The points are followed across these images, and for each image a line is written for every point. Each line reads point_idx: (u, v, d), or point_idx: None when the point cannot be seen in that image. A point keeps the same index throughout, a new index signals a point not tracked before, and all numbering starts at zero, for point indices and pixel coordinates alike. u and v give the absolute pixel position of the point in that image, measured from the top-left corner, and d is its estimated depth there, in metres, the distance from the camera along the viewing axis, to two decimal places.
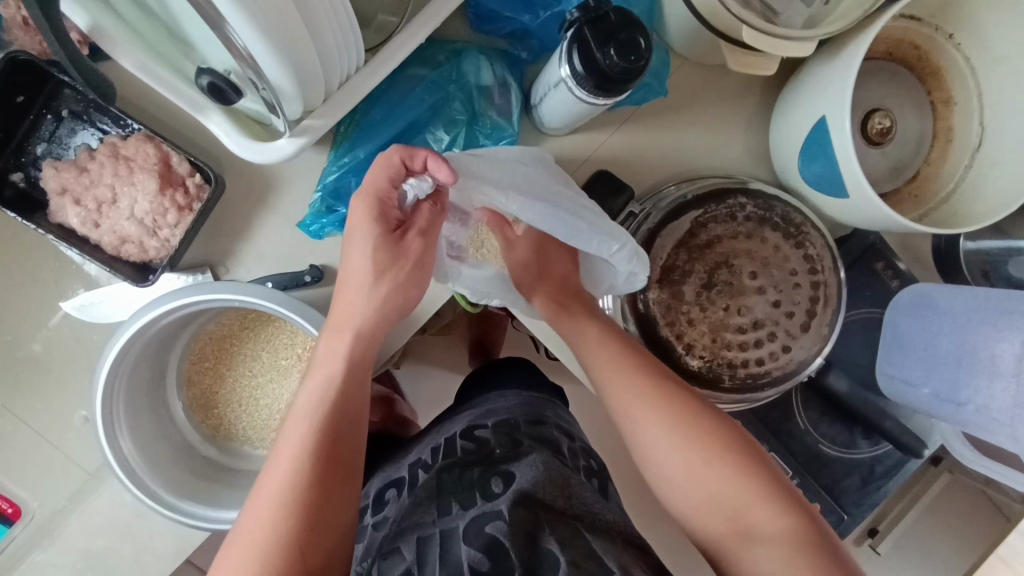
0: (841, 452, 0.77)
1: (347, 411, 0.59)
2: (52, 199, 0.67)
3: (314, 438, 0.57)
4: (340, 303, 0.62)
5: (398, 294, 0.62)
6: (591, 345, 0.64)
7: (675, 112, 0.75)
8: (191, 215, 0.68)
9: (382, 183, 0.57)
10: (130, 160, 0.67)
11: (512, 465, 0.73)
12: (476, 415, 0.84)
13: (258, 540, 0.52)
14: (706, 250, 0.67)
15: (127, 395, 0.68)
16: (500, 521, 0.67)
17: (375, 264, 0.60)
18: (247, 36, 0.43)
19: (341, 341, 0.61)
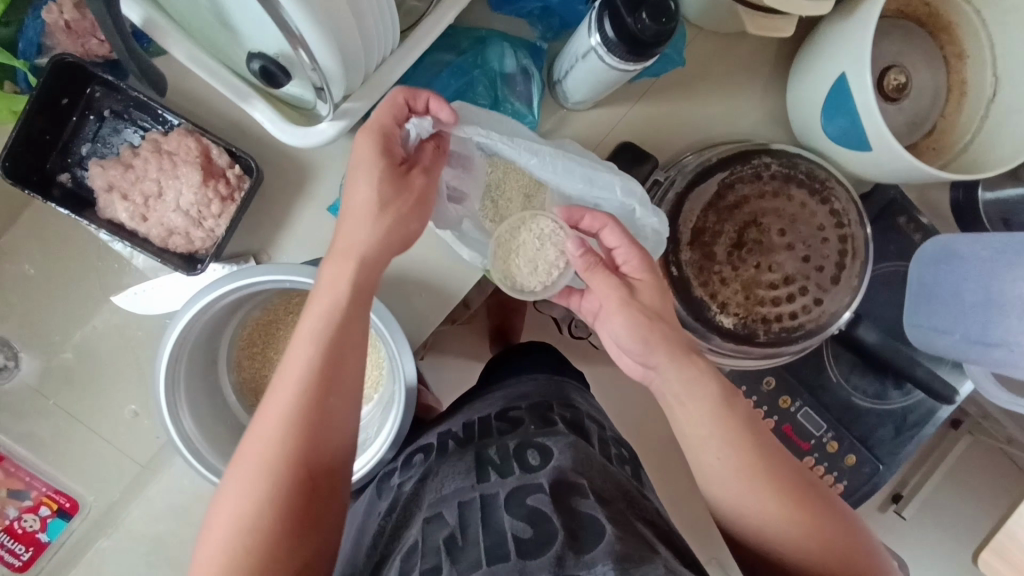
0: (874, 404, 0.79)
1: (349, 347, 0.60)
2: (99, 196, 0.69)
3: (316, 370, 0.59)
4: (344, 232, 0.60)
5: (399, 228, 0.61)
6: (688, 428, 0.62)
7: (694, 82, 0.77)
8: (233, 205, 0.70)
9: (387, 120, 0.59)
10: (173, 155, 0.69)
11: (543, 439, 0.76)
12: (507, 396, 0.87)
13: (260, 458, 0.57)
14: (734, 210, 0.69)
15: (187, 369, 0.70)
16: (541, 493, 0.69)
17: (379, 198, 0.60)
18: (300, 19, 0.45)
19: (331, 274, 0.60)
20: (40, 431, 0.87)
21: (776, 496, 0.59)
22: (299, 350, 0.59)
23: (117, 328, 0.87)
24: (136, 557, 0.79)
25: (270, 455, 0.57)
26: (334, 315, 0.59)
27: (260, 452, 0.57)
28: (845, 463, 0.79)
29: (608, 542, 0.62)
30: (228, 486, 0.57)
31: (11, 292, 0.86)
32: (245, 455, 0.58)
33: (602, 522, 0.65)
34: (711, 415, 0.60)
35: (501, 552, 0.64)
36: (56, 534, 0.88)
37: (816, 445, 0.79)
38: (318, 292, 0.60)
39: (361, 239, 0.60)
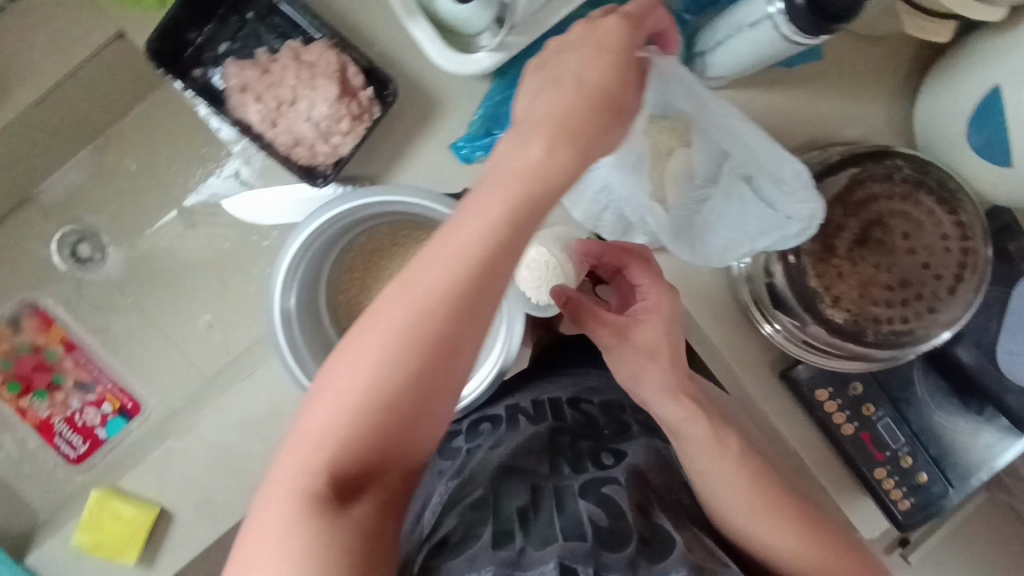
0: (954, 425, 0.79)
1: (518, 240, 0.46)
2: (232, 96, 0.70)
3: (474, 257, 0.45)
4: (543, 102, 0.49)
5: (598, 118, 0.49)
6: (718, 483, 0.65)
7: (826, 77, 0.77)
8: (362, 125, 0.69)
9: (626, 37, 0.51)
10: (312, 66, 0.69)
11: (620, 443, 0.73)
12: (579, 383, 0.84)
13: (380, 339, 0.45)
14: (862, 207, 0.69)
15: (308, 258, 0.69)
16: (616, 484, 0.66)
17: (589, 85, 0.49)
18: None
19: (539, 143, 0.48)
20: (116, 326, 0.88)
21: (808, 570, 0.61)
22: (476, 210, 0.46)
23: (208, 237, 0.87)
24: (199, 463, 0.78)
25: (414, 327, 0.45)
26: (529, 186, 0.47)
27: (404, 322, 0.45)
28: (916, 480, 0.78)
29: (678, 550, 0.60)
30: (338, 362, 0.46)
31: (111, 184, 0.86)
32: (380, 315, 0.46)
33: (672, 533, 0.63)
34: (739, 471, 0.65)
35: (578, 528, 0.60)
36: (115, 434, 0.88)
37: (891, 458, 0.78)
38: (514, 155, 0.48)
39: (574, 116, 0.48)
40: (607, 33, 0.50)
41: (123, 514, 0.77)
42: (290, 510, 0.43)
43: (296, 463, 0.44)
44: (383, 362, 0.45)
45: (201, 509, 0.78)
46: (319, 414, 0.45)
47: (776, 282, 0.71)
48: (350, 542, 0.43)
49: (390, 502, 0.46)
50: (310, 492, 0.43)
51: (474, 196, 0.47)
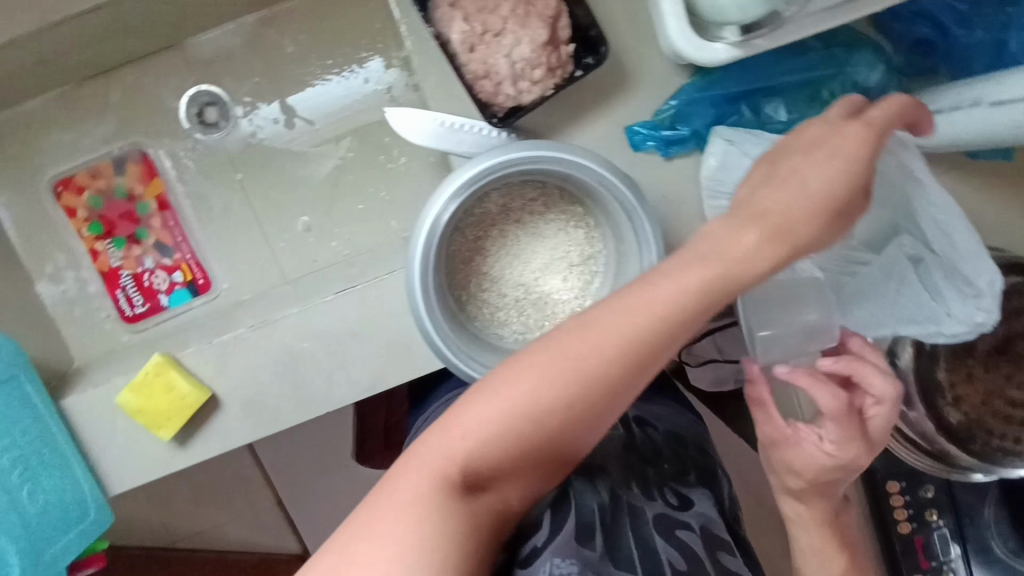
0: (1012, 559, 0.77)
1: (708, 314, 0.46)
2: (439, 7, 0.67)
3: (668, 322, 0.44)
4: (784, 186, 0.46)
5: (840, 220, 0.46)
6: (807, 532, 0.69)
7: (1005, 181, 0.76)
8: (555, 80, 0.68)
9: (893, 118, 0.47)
10: (530, 5, 0.66)
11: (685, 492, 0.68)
12: (643, 411, 0.84)
13: (563, 365, 0.44)
14: (1016, 317, 0.67)
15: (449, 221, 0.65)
16: (691, 530, 0.60)
17: (840, 180, 0.45)
18: None
19: (765, 228, 0.44)
20: (212, 200, 0.85)
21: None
22: (677, 278, 0.44)
23: (338, 142, 0.85)
24: (263, 363, 0.74)
25: (582, 367, 0.44)
26: (738, 274, 0.44)
27: (578, 358, 0.44)
28: None
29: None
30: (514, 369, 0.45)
31: (260, 59, 0.83)
32: (555, 346, 0.45)
33: None
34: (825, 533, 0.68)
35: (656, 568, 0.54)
36: (176, 304, 0.84)
37: (937, 569, 0.79)
38: (732, 237, 0.44)
39: (799, 220, 0.45)
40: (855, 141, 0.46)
41: (176, 387, 0.72)
42: (420, 495, 0.43)
43: (434, 454, 0.44)
44: (544, 390, 0.44)
45: (249, 408, 0.74)
46: (473, 416, 0.44)
47: (898, 363, 0.69)
48: (463, 527, 0.44)
49: (501, 505, 0.47)
50: (441, 479, 0.44)
51: (679, 266, 0.44)
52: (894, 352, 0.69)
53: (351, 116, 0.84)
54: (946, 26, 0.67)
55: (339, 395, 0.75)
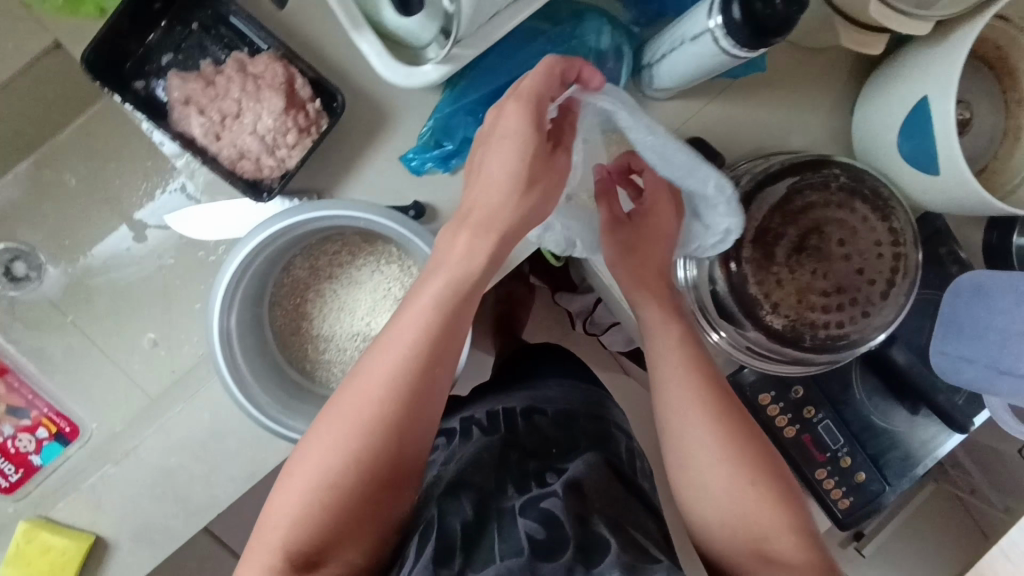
0: (888, 425, 0.84)
1: (454, 330, 0.56)
2: (174, 108, 0.67)
3: (421, 349, 0.55)
4: (472, 190, 0.56)
5: (539, 210, 0.56)
6: (699, 435, 0.66)
7: (766, 90, 0.79)
8: (310, 138, 0.69)
9: (542, 88, 0.52)
10: (258, 78, 0.67)
11: (565, 466, 0.74)
12: (534, 398, 0.89)
13: (353, 419, 0.55)
14: (801, 215, 0.71)
15: (240, 303, 0.68)
16: (555, 498, 0.67)
17: (522, 174, 0.54)
18: None
19: (464, 237, 0.56)
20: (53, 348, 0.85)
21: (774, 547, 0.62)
22: (416, 311, 0.56)
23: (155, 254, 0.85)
24: (137, 489, 0.75)
25: (369, 415, 0.55)
26: (460, 290, 0.56)
27: (360, 409, 0.55)
28: (854, 479, 0.83)
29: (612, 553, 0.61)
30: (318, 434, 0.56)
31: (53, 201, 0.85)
32: (342, 409, 0.56)
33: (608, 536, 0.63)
34: (718, 428, 0.66)
35: (515, 552, 0.61)
36: (49, 461, 0.83)
37: (831, 459, 0.83)
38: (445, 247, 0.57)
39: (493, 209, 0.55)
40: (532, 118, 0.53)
41: (53, 545, 0.74)
42: None
43: (273, 550, 0.53)
44: (346, 442, 0.55)
45: (140, 537, 0.75)
46: (293, 497, 0.54)
47: (718, 288, 0.74)
48: None
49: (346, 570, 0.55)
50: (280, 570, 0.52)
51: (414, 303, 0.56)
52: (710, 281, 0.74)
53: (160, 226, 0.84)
54: None
55: (223, 495, 0.76)
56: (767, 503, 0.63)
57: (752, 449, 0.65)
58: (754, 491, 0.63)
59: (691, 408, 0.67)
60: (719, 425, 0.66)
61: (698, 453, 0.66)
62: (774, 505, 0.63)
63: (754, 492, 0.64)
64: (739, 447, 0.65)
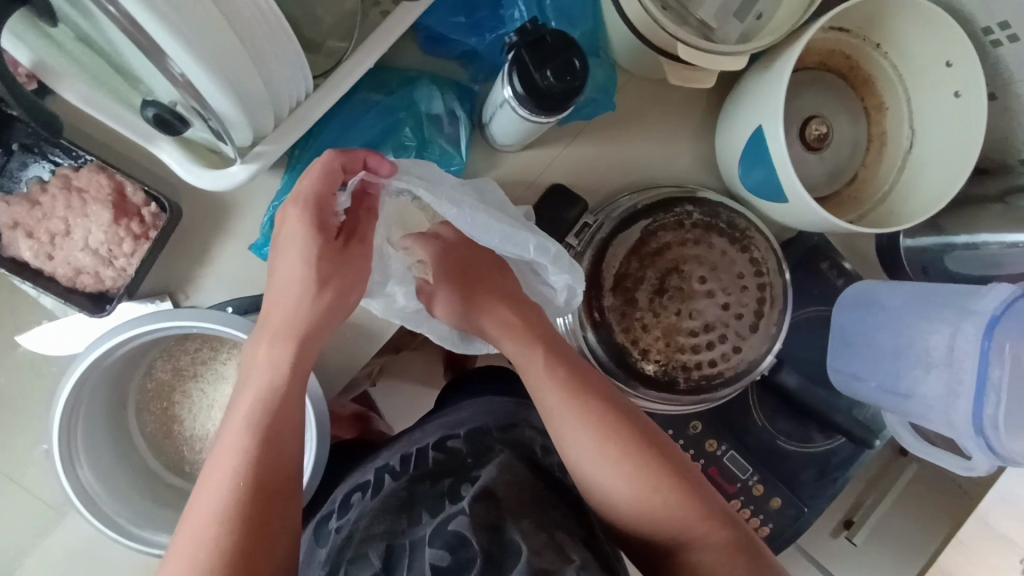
0: (798, 447, 0.81)
1: (286, 423, 0.55)
2: (2, 233, 0.67)
3: (254, 450, 0.53)
4: (273, 308, 0.57)
5: (341, 304, 0.59)
6: (591, 447, 0.59)
7: (625, 125, 0.75)
8: (147, 243, 0.68)
9: (321, 188, 0.55)
10: (83, 192, 0.67)
11: (480, 466, 0.65)
12: (446, 424, 0.74)
13: (197, 542, 0.50)
14: (657, 256, 0.71)
15: (86, 421, 0.67)
16: (462, 516, 0.59)
17: (313, 273, 0.56)
18: (186, 65, 0.44)
19: (265, 343, 0.57)
20: None
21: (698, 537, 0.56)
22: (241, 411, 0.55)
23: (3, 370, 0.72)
24: None
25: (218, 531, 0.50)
26: (280, 382, 0.56)
27: (204, 526, 0.50)
28: (771, 505, 0.79)
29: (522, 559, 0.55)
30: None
31: None
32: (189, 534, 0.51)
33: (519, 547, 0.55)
34: (603, 433, 0.59)
35: None
36: None
37: (743, 489, 0.80)
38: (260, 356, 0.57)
39: (292, 313, 0.57)
40: (322, 214, 0.56)
41: None
42: None
43: None
44: (199, 547, 0.50)
45: None
46: None
47: (588, 344, 0.71)
48: None
49: None
50: None
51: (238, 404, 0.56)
52: (579, 338, 0.72)
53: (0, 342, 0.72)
54: (466, 38, 0.68)
55: None
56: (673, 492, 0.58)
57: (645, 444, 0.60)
58: (658, 489, 0.58)
59: (573, 422, 0.60)
60: (603, 429, 0.60)
61: (593, 464, 0.59)
62: (681, 492, 0.58)
63: (658, 485, 0.58)
64: (631, 445, 0.59)
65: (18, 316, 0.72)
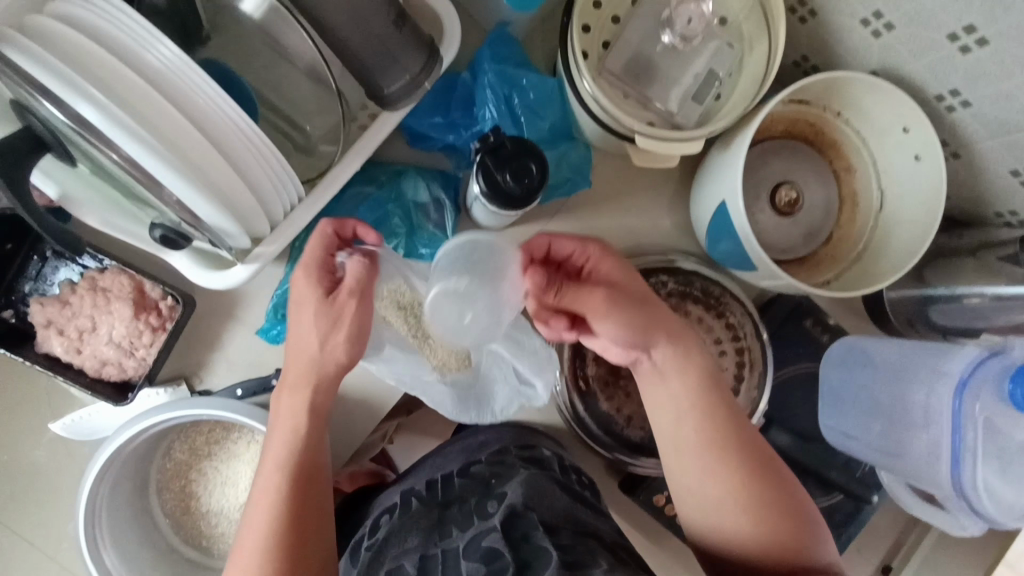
0: None
1: (313, 467, 0.61)
2: (38, 331, 0.74)
3: (288, 488, 0.60)
4: (292, 363, 0.61)
5: (344, 354, 0.60)
6: (692, 439, 0.61)
7: (602, 200, 0.79)
8: (164, 334, 0.74)
9: (319, 254, 0.60)
10: (107, 291, 0.74)
11: (506, 485, 0.65)
12: (468, 450, 0.75)
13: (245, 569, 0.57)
14: None
15: (109, 500, 0.73)
16: (495, 533, 0.59)
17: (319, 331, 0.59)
18: (180, 187, 0.53)
19: (288, 395, 0.62)
20: None
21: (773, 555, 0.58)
22: (275, 450, 0.61)
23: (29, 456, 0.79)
24: None
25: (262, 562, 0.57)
26: (304, 425, 0.62)
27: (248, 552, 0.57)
28: None
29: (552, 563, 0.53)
30: None
31: None
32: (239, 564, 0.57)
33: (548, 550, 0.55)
34: (704, 404, 0.61)
35: None
36: None
37: None
38: (286, 405, 0.62)
39: (309, 364, 0.60)
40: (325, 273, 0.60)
41: None
42: None
43: None
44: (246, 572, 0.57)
45: None
46: None
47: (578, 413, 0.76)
48: None
49: None
50: None
51: (273, 445, 0.62)
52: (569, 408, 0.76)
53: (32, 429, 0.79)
54: (444, 135, 0.74)
55: None
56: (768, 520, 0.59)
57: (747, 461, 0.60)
58: (756, 512, 0.59)
59: (682, 414, 0.62)
60: (711, 435, 0.61)
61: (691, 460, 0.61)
62: (780, 520, 0.59)
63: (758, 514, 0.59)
64: (737, 458, 0.60)
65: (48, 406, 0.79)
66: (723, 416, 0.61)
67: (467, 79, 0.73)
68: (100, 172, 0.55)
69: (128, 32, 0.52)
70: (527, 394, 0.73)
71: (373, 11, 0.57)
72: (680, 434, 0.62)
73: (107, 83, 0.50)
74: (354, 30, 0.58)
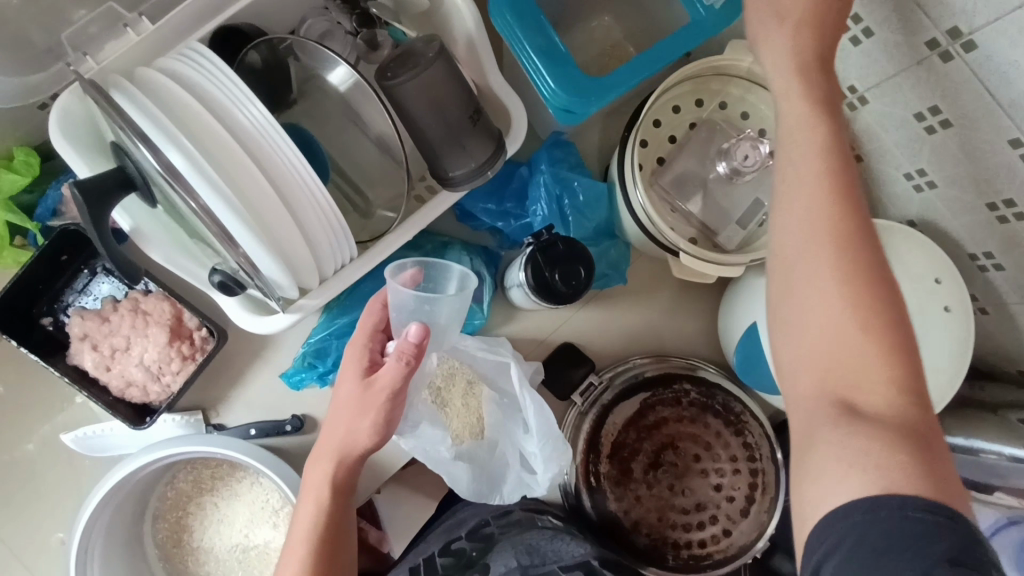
0: None
1: (337, 537, 0.62)
2: (72, 343, 0.76)
3: (312, 560, 0.61)
4: (325, 434, 0.64)
5: (383, 418, 0.61)
6: (800, 252, 0.48)
7: (634, 296, 0.81)
8: (192, 364, 0.76)
9: (369, 330, 0.64)
10: (147, 315, 0.77)
11: (490, 557, 0.68)
12: (446, 528, 0.75)
13: None
14: (654, 430, 0.78)
15: (105, 525, 0.73)
16: None
17: (356, 403, 0.61)
18: (247, 243, 0.54)
19: (318, 462, 0.64)
20: None
21: (879, 420, 0.43)
22: (304, 519, 0.63)
23: (24, 463, 0.78)
24: None
25: None
26: (332, 496, 0.63)
27: None
28: None
29: None
30: None
31: None
32: None
33: None
34: (833, 231, 0.47)
35: None
36: None
37: None
38: (316, 472, 0.64)
39: (344, 435, 0.62)
40: (364, 347, 0.64)
41: None
42: None
43: None
44: None
45: None
46: None
47: (585, 511, 0.76)
48: None
49: None
50: None
51: (301, 515, 0.63)
52: (579, 504, 0.76)
53: (35, 439, 0.78)
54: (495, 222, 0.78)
55: None
56: (886, 346, 0.45)
57: (874, 274, 0.46)
58: (862, 346, 0.45)
59: (806, 195, 0.48)
60: (834, 226, 0.47)
61: (805, 264, 0.47)
62: (888, 365, 0.45)
63: (875, 349, 0.45)
64: (852, 275, 0.46)
65: (55, 420, 0.79)
66: (849, 181, 0.48)
67: (524, 171, 0.78)
68: (174, 214, 0.58)
69: (226, 92, 0.55)
70: (529, 482, 0.73)
71: (451, 101, 0.62)
72: (794, 235, 0.48)
73: (199, 137, 0.53)
74: (431, 115, 0.62)
